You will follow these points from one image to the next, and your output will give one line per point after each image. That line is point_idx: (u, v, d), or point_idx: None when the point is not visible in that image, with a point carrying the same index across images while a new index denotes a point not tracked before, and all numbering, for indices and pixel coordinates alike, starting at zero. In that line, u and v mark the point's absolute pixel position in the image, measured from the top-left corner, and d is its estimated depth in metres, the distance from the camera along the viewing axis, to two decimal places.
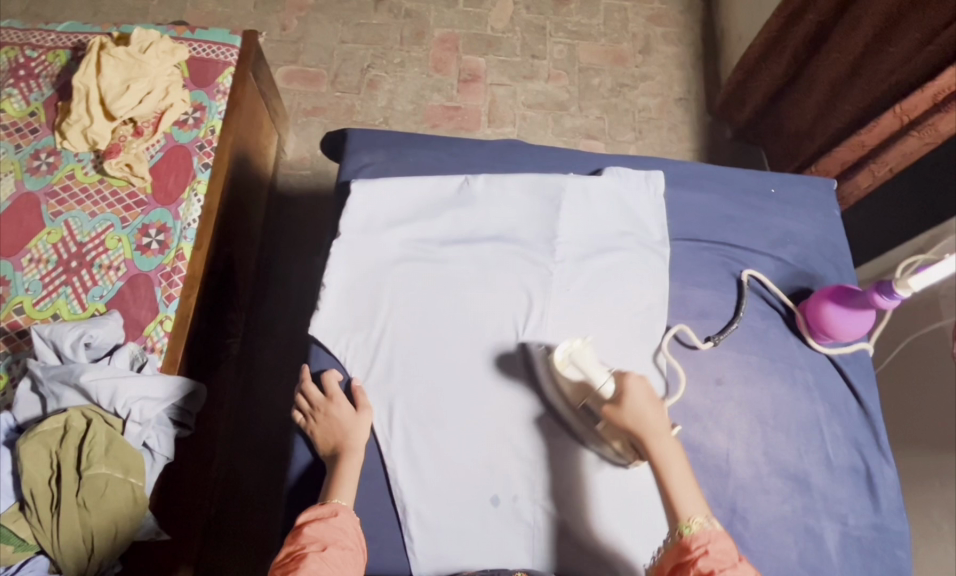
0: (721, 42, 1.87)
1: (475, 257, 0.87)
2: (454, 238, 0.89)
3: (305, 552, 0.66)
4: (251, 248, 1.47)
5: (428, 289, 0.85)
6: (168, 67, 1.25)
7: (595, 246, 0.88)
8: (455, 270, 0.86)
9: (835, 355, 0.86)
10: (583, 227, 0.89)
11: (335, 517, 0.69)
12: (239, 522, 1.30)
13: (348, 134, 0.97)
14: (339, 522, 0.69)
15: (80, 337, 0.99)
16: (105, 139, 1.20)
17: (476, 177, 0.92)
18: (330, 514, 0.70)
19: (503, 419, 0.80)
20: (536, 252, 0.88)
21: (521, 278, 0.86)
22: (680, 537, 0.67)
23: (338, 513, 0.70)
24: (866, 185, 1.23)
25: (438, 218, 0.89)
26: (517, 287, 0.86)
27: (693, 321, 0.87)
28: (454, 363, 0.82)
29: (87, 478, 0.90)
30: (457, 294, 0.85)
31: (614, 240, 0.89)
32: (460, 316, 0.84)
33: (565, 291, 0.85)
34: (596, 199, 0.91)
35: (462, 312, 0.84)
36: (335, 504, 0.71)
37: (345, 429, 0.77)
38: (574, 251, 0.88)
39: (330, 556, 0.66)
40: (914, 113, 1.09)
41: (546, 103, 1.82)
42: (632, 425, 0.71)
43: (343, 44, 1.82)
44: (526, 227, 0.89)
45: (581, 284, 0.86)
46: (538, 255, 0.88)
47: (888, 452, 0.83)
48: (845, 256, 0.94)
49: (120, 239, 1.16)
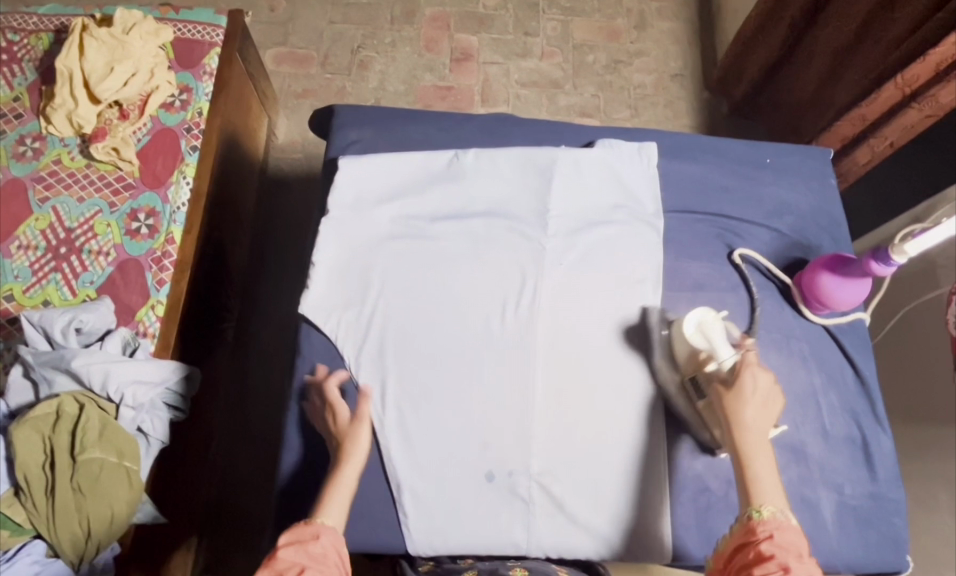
0: (718, 16, 1.84)
1: (466, 232, 0.86)
2: (444, 214, 0.87)
3: None
4: (243, 233, 1.46)
5: (420, 265, 0.84)
6: (153, 49, 1.23)
7: (588, 219, 0.87)
8: (445, 247, 0.85)
9: (831, 325, 0.85)
10: (575, 200, 0.88)
11: (315, 543, 0.62)
12: (238, 504, 1.30)
13: (335, 111, 0.95)
14: (319, 546, 0.62)
15: (70, 322, 0.99)
16: (91, 122, 1.18)
17: (466, 152, 0.90)
18: (312, 538, 0.63)
19: (498, 395, 0.79)
20: (528, 226, 0.86)
21: (513, 252, 0.85)
22: (748, 521, 0.63)
23: (320, 536, 0.63)
24: (865, 161, 1.21)
25: (427, 194, 0.88)
26: (509, 262, 0.84)
27: (688, 294, 0.86)
28: (447, 339, 0.81)
29: (81, 462, 0.89)
30: (448, 270, 0.84)
31: (607, 213, 0.88)
32: (452, 293, 0.83)
33: (557, 265, 0.84)
34: (589, 171, 0.89)
35: (455, 287, 0.83)
36: (316, 525, 0.64)
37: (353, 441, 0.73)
38: (567, 224, 0.87)
39: None
40: (916, 84, 1.06)
41: (540, 81, 1.79)
42: (732, 413, 0.68)
43: (332, 25, 1.79)
44: (518, 202, 0.88)
45: (573, 258, 0.85)
46: (529, 229, 0.86)
47: (884, 421, 0.82)
48: (841, 225, 0.92)
49: (108, 224, 1.15)
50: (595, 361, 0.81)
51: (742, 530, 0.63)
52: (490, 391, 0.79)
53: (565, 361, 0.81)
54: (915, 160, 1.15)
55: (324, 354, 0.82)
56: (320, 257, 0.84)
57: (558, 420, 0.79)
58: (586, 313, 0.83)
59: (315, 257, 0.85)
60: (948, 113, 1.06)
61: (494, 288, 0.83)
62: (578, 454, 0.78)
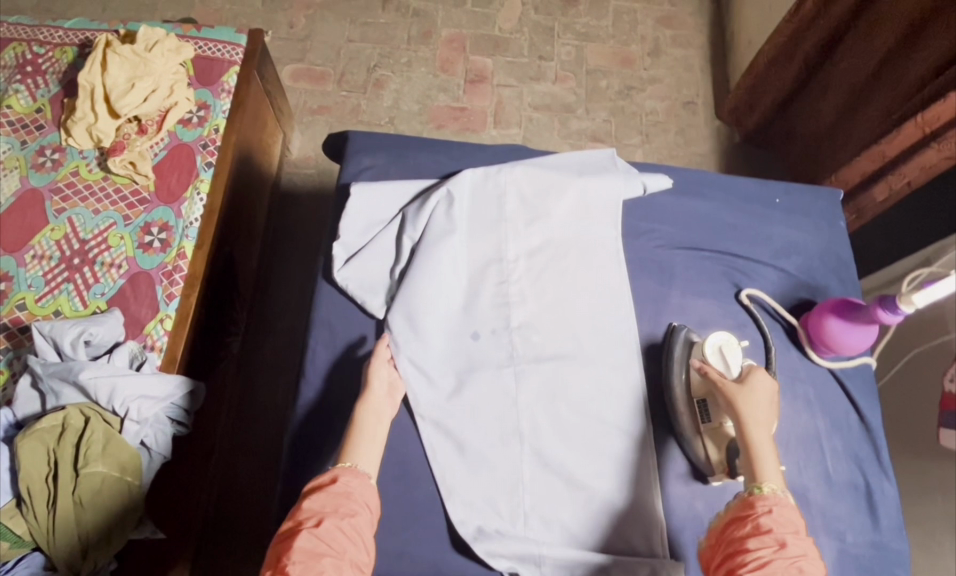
0: (731, 45, 1.86)
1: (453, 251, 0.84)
2: (439, 227, 0.84)
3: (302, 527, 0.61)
4: (253, 247, 1.47)
5: (405, 342, 0.80)
6: (173, 65, 1.25)
7: (576, 243, 0.87)
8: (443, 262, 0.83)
9: (836, 368, 0.84)
10: (576, 225, 0.88)
11: (334, 483, 0.65)
12: (237, 517, 1.30)
13: (349, 136, 0.95)
14: (341, 487, 0.65)
15: (80, 335, 1.00)
16: (109, 136, 1.20)
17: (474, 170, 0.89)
18: (330, 481, 0.65)
19: (494, 435, 0.78)
20: (511, 253, 0.86)
21: (496, 282, 0.84)
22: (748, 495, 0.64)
23: (338, 478, 0.66)
24: (883, 199, 1.16)
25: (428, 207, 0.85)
26: (492, 289, 0.84)
27: (694, 331, 0.85)
28: (487, 422, 0.78)
29: (83, 476, 0.90)
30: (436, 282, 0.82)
31: (599, 241, 0.88)
32: (437, 296, 0.82)
33: (531, 298, 0.84)
34: (565, 197, 0.88)
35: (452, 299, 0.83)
36: (338, 467, 0.67)
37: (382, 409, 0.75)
38: (546, 250, 0.86)
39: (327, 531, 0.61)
40: (936, 125, 1.01)
41: (552, 105, 1.81)
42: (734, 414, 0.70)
43: (350, 43, 1.82)
44: (510, 223, 0.87)
45: (548, 294, 0.84)
46: (506, 252, 0.86)
47: (888, 469, 0.81)
48: (849, 267, 0.92)
49: (122, 236, 1.16)
50: (596, 415, 0.80)
51: (740, 503, 0.64)
52: (492, 428, 0.78)
53: (559, 418, 0.79)
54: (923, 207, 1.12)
55: (330, 379, 0.81)
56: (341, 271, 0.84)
57: (550, 474, 0.77)
58: (596, 413, 0.80)
59: (336, 276, 0.84)
60: None
61: (499, 325, 0.82)
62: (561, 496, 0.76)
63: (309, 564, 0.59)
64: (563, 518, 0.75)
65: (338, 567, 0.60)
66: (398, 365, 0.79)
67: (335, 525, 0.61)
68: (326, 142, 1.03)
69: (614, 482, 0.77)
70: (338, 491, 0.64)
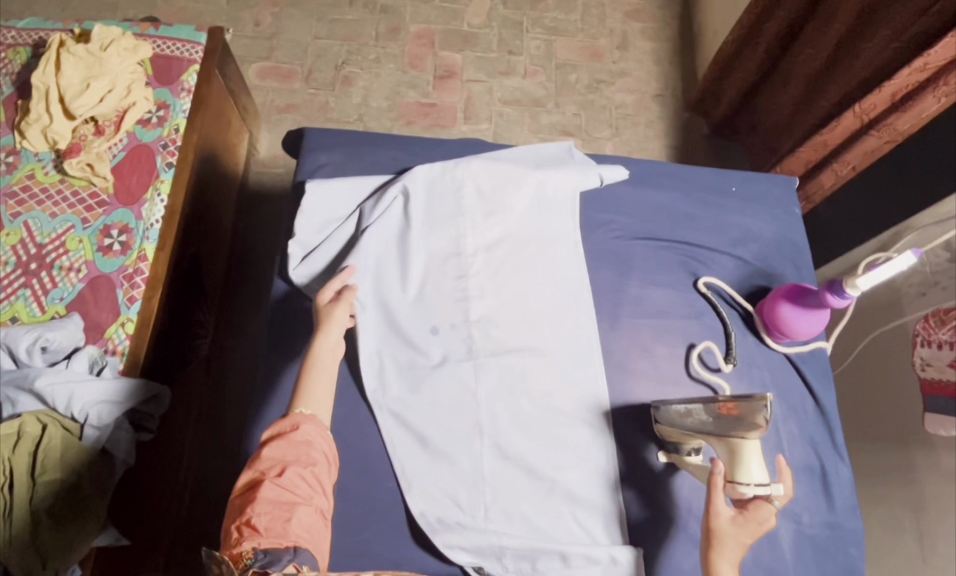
0: (698, 37, 1.87)
1: (410, 247, 0.84)
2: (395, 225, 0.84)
3: (264, 478, 0.61)
4: (220, 249, 1.45)
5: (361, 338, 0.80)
6: (131, 65, 1.23)
7: (535, 236, 0.88)
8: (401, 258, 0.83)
9: (792, 354, 0.85)
10: (533, 218, 0.88)
11: (295, 432, 0.65)
12: (209, 521, 1.28)
13: (305, 133, 0.94)
14: (301, 436, 0.65)
15: (35, 341, 0.99)
16: (65, 138, 1.18)
17: (431, 164, 0.88)
18: (291, 429, 0.66)
19: (453, 428, 0.77)
20: (468, 247, 0.86)
21: (454, 276, 0.84)
22: None
23: (298, 426, 0.66)
24: (830, 185, 1.18)
25: (385, 203, 0.84)
26: (450, 283, 0.84)
27: (652, 321, 0.86)
28: (447, 417, 0.78)
29: (41, 485, 0.90)
30: (392, 279, 0.83)
31: (556, 234, 0.88)
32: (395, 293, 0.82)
33: (488, 292, 0.84)
34: (522, 191, 0.88)
35: (411, 295, 0.83)
36: (297, 415, 0.67)
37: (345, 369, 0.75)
38: (503, 244, 0.87)
39: (289, 480, 0.61)
40: (874, 112, 1.06)
41: (522, 100, 1.81)
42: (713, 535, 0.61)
43: (317, 40, 1.80)
44: (469, 217, 0.87)
45: (505, 288, 0.84)
46: (463, 247, 0.85)
47: (843, 450, 0.82)
48: (805, 254, 0.93)
49: (80, 240, 1.14)
50: (556, 407, 0.80)
51: None
52: (451, 422, 0.78)
53: (518, 411, 0.79)
54: (860, 197, 1.16)
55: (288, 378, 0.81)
56: (298, 268, 0.83)
57: (509, 465, 0.77)
58: (555, 405, 0.80)
59: (292, 274, 0.83)
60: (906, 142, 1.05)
61: (458, 319, 0.82)
62: (522, 487, 0.76)
63: (276, 512, 0.60)
64: (523, 510, 0.75)
65: (307, 514, 0.61)
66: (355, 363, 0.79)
67: (298, 474, 0.62)
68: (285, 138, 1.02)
69: (575, 469, 0.77)
70: (299, 440, 0.65)
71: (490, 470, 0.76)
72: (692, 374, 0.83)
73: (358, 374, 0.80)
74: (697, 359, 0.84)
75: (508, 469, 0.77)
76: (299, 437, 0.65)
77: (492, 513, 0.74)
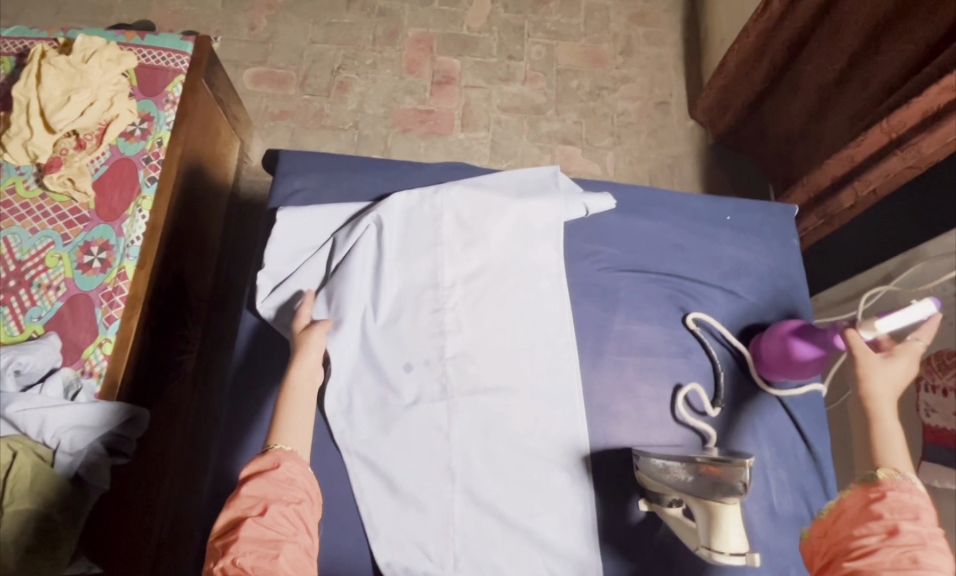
0: (705, 42, 1.81)
1: (382, 279, 0.81)
2: (368, 256, 0.81)
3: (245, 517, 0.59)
4: (208, 260, 1.43)
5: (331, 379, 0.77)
6: (113, 76, 1.20)
7: (515, 267, 0.84)
8: (374, 289, 0.80)
9: (785, 396, 0.81)
10: (511, 246, 0.84)
11: (277, 470, 0.62)
12: (193, 537, 1.27)
13: (279, 155, 0.91)
14: (283, 473, 0.62)
15: (8, 364, 0.97)
16: (46, 152, 1.15)
17: (411, 191, 0.85)
18: (271, 466, 0.63)
19: (423, 472, 0.74)
20: (444, 278, 0.82)
21: (428, 309, 0.81)
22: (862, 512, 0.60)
23: (280, 463, 0.63)
24: (849, 206, 1.11)
25: (355, 236, 0.81)
26: (424, 316, 0.80)
27: (637, 359, 0.82)
28: (418, 460, 0.75)
29: (9, 514, 0.87)
30: (363, 312, 0.80)
31: (536, 266, 0.84)
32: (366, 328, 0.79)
33: (464, 327, 0.80)
34: (502, 220, 0.85)
35: (383, 329, 0.80)
36: (277, 452, 0.64)
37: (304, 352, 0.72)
38: (481, 275, 0.83)
39: (272, 518, 0.59)
40: (902, 130, 0.97)
41: (522, 107, 1.76)
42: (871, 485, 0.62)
43: (313, 45, 1.76)
44: (445, 247, 0.83)
45: (481, 322, 0.81)
46: (439, 278, 0.82)
47: (836, 501, 0.78)
48: (801, 289, 0.88)
49: (60, 257, 1.12)
50: (532, 451, 0.76)
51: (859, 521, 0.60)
52: (422, 465, 0.75)
53: (491, 453, 0.76)
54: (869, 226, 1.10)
55: None
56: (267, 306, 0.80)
57: (481, 510, 0.73)
58: (532, 447, 0.76)
59: (260, 308, 0.80)
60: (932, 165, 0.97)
61: (432, 355, 0.79)
62: (495, 534, 0.73)
63: (263, 550, 0.57)
64: (495, 559, 0.72)
65: (293, 551, 0.59)
66: (324, 401, 0.77)
67: (281, 512, 0.60)
68: (265, 156, 0.99)
69: (551, 515, 0.74)
70: (280, 479, 0.62)
71: (460, 517, 0.73)
72: (677, 418, 0.79)
73: (327, 414, 0.77)
74: (684, 402, 0.80)
75: (478, 515, 0.73)
76: (283, 469, 0.63)
77: (462, 562, 0.71)
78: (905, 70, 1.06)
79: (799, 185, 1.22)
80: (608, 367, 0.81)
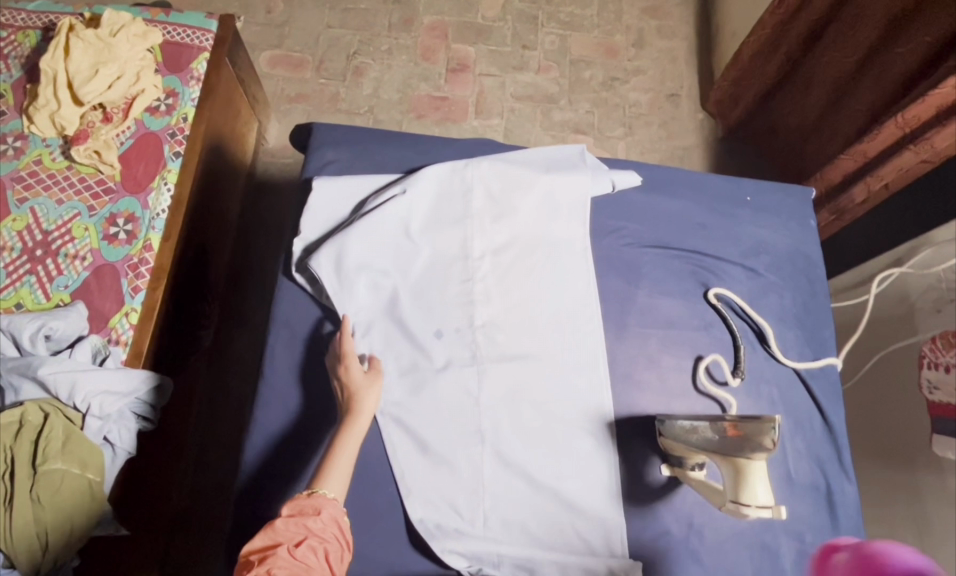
0: (716, 36, 1.84)
1: (414, 250, 0.83)
2: (402, 226, 0.84)
3: (276, 551, 0.58)
4: (226, 238, 1.45)
5: (365, 343, 0.80)
6: (140, 51, 1.21)
7: (544, 241, 0.86)
8: (408, 259, 0.83)
9: (801, 368, 0.84)
10: (540, 221, 0.87)
11: (317, 517, 0.62)
12: (208, 507, 1.29)
13: (313, 128, 0.93)
14: (321, 523, 0.62)
15: (39, 329, 0.98)
16: (73, 124, 1.16)
17: (443, 164, 0.87)
18: (312, 513, 0.62)
19: (454, 434, 0.77)
20: (475, 250, 0.84)
21: (458, 278, 0.83)
22: None
23: (320, 511, 0.62)
24: (862, 200, 1.11)
25: (387, 208, 0.82)
26: (455, 285, 0.83)
27: (660, 332, 0.85)
28: (448, 423, 0.77)
29: (41, 474, 0.89)
30: (395, 280, 0.82)
31: (564, 242, 0.86)
32: (399, 295, 0.81)
33: (494, 298, 0.83)
34: (532, 195, 0.87)
35: (415, 296, 0.82)
36: (321, 499, 0.63)
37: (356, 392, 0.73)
38: (510, 248, 0.85)
39: (304, 560, 0.59)
40: (916, 124, 0.97)
41: (535, 96, 1.78)
42: None
43: (329, 30, 1.78)
44: (476, 219, 0.85)
45: (511, 292, 0.83)
46: (469, 250, 0.84)
47: (850, 470, 0.81)
48: (818, 268, 0.91)
49: (86, 228, 1.13)
50: (561, 418, 0.79)
51: None
52: (453, 428, 0.77)
53: (521, 419, 0.78)
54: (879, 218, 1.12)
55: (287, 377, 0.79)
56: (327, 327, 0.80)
57: (509, 474, 0.76)
58: (561, 415, 0.79)
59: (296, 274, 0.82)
60: (946, 160, 0.97)
61: (463, 323, 0.81)
62: (524, 495, 0.75)
63: None
64: (524, 520, 0.74)
65: None
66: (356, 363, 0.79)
67: (313, 556, 0.59)
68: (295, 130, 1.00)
69: (579, 485, 0.76)
70: (317, 527, 0.61)
71: (490, 478, 0.75)
72: (698, 388, 0.82)
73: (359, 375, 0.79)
74: (704, 372, 0.83)
75: (507, 478, 0.76)
76: (317, 525, 0.61)
77: (491, 520, 0.74)
78: (922, 62, 1.09)
79: (814, 178, 1.21)
80: (632, 339, 0.84)
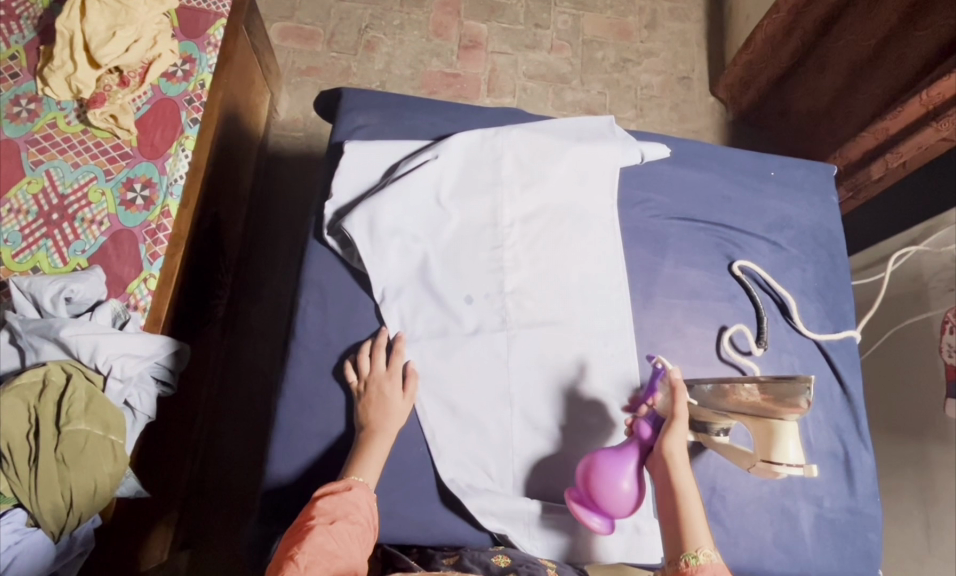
0: (728, 21, 1.84)
1: (444, 216, 0.84)
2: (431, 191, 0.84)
3: (313, 522, 0.60)
4: (239, 209, 1.44)
5: (395, 306, 0.80)
6: (157, 15, 1.18)
7: (573, 211, 0.87)
8: (438, 224, 0.83)
9: (822, 340, 0.86)
10: (570, 192, 0.87)
11: (349, 491, 0.64)
12: (220, 477, 1.31)
13: (343, 93, 0.92)
14: (352, 496, 0.64)
15: (60, 292, 0.97)
16: (89, 87, 1.12)
17: (473, 132, 0.88)
18: (344, 489, 0.65)
19: (483, 397, 0.78)
20: (505, 218, 0.85)
21: (488, 244, 0.84)
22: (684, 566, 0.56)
23: (352, 487, 0.65)
24: (878, 176, 1.11)
25: (418, 172, 0.83)
26: (485, 251, 0.83)
27: (685, 302, 0.86)
28: (477, 385, 0.78)
29: (65, 434, 0.88)
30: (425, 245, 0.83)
31: (594, 212, 0.87)
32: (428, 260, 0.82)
33: (523, 264, 0.83)
34: (561, 165, 0.88)
35: (445, 261, 0.82)
36: (352, 478, 0.66)
37: (390, 413, 0.72)
38: (540, 217, 0.86)
39: (339, 529, 0.60)
40: (939, 101, 0.95)
41: (547, 75, 1.77)
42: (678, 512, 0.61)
43: (340, 2, 1.75)
44: (505, 187, 0.86)
45: (541, 261, 0.84)
46: (499, 217, 0.85)
47: (867, 439, 0.83)
48: (839, 243, 0.92)
49: (103, 192, 1.11)
50: (590, 385, 0.80)
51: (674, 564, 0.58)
52: (482, 391, 0.78)
53: (549, 384, 0.79)
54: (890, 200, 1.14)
55: (319, 340, 0.79)
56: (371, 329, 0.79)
57: (537, 437, 0.77)
58: (590, 382, 0.80)
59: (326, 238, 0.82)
60: None
61: (493, 289, 0.82)
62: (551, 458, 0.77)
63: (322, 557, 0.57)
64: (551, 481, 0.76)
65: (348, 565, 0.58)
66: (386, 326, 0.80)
67: (346, 526, 0.61)
68: (320, 97, 1.00)
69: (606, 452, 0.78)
70: (348, 501, 0.64)
71: (519, 440, 0.77)
72: (722, 357, 0.84)
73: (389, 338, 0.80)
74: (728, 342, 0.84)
75: (534, 442, 0.77)
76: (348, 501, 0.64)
77: (519, 480, 0.76)
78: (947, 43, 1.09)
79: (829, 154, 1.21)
80: (657, 309, 0.85)
